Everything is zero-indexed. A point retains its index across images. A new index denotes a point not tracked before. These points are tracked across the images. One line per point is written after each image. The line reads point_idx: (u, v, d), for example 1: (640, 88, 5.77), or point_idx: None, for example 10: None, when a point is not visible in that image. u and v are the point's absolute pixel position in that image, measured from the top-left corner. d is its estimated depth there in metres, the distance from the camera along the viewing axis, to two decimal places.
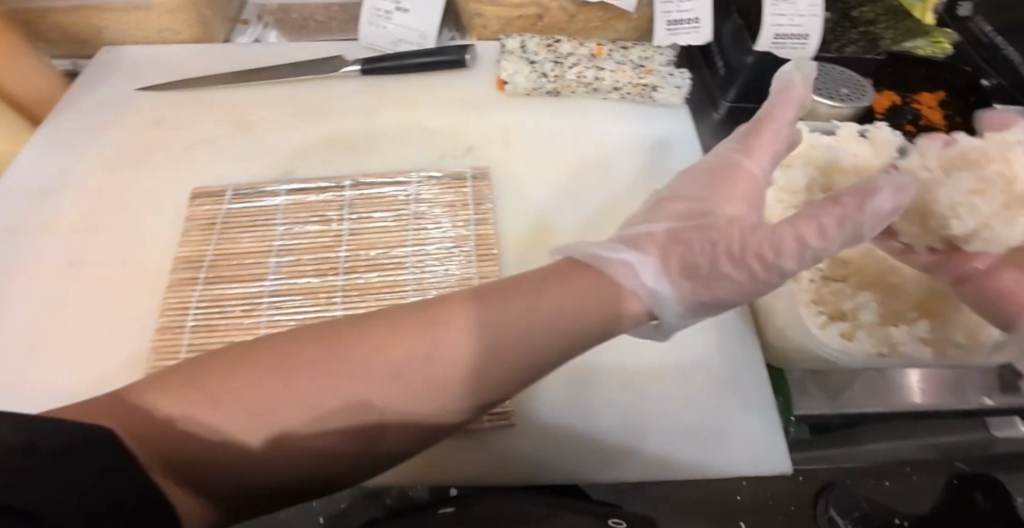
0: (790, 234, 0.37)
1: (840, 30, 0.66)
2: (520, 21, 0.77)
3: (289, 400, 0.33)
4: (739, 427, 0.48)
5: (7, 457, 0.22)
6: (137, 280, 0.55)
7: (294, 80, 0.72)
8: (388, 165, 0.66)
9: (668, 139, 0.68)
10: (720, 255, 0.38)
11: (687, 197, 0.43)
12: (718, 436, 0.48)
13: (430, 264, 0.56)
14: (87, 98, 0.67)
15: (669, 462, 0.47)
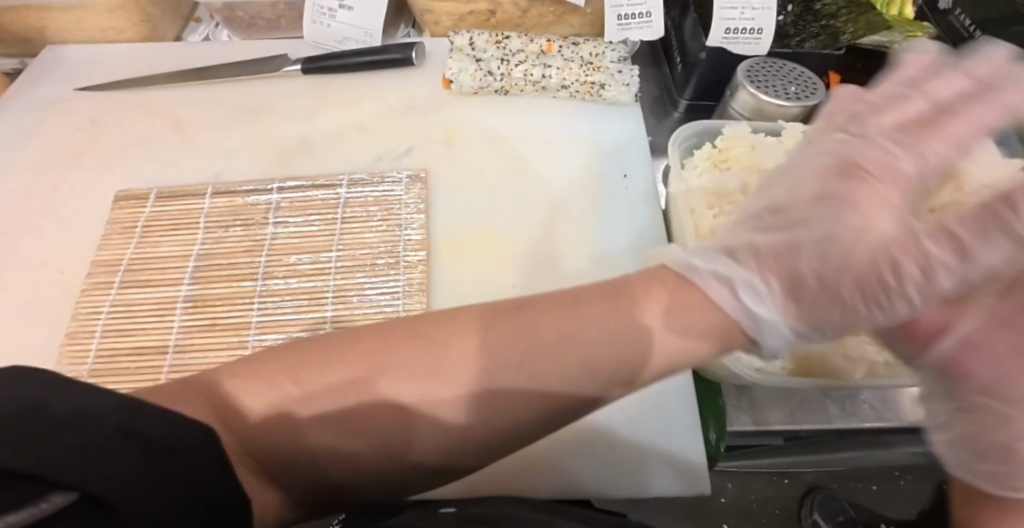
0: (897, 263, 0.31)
1: (802, 22, 0.62)
2: (472, 17, 0.75)
3: (355, 404, 0.29)
4: (666, 446, 0.45)
5: (95, 437, 0.19)
6: (54, 284, 0.54)
7: (236, 78, 0.71)
8: (323, 168, 0.64)
9: (617, 138, 0.64)
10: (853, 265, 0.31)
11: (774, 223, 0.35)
12: (642, 454, 0.45)
13: (353, 271, 0.54)
14: (23, 98, 0.66)
15: (587, 482, 0.44)
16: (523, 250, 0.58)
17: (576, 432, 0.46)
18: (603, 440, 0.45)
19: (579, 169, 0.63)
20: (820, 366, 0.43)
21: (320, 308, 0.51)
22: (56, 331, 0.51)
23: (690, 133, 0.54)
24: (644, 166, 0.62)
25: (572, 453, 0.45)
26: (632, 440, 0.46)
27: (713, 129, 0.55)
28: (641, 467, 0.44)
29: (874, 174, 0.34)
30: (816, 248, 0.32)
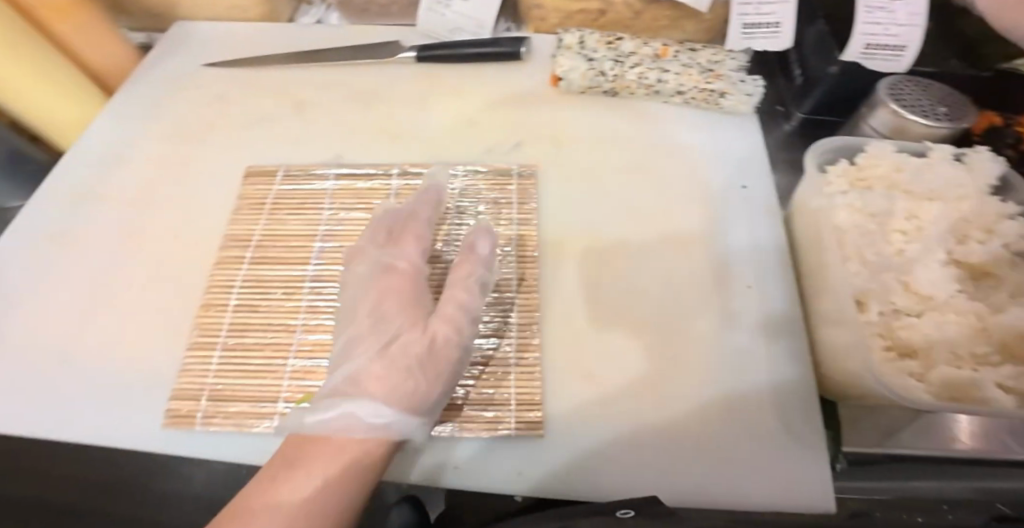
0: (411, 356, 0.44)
1: (943, 43, 0.59)
2: (580, 16, 0.73)
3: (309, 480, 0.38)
4: (788, 462, 0.45)
5: None
6: (185, 253, 0.56)
7: (349, 62, 0.72)
8: (433, 158, 0.65)
9: (735, 147, 0.62)
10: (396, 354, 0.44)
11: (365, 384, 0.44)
12: (762, 468, 0.44)
13: None
14: (155, 73, 0.70)
15: (705, 489, 0.43)
16: (633, 257, 0.56)
17: (698, 440, 0.46)
18: (726, 450, 0.45)
19: (693, 178, 0.61)
20: (973, 393, 0.39)
21: (438, 296, 0.52)
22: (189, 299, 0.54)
23: (827, 148, 0.53)
24: (764, 179, 0.60)
25: (696, 460, 0.45)
26: (749, 450, 0.45)
27: (851, 146, 0.53)
28: (767, 478, 0.44)
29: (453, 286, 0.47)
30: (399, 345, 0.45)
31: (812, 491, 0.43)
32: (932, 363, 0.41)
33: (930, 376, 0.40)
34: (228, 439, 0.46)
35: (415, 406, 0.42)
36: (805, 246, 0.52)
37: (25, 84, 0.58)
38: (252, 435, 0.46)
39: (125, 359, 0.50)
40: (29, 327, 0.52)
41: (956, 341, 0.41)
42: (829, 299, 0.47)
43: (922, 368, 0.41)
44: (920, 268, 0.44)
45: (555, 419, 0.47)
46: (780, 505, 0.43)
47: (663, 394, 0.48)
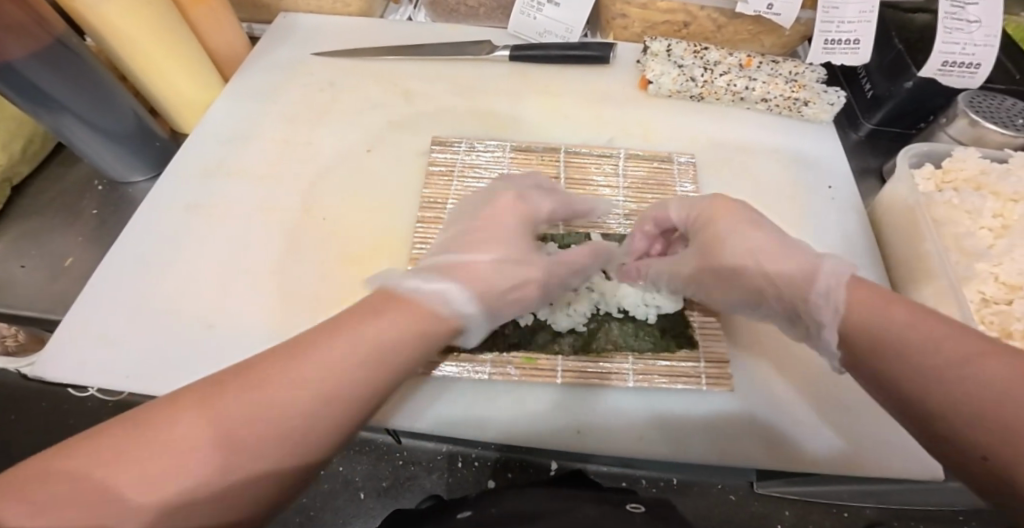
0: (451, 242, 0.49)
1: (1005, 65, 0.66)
2: (663, 26, 0.77)
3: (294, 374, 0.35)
4: (886, 434, 0.52)
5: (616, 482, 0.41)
6: (318, 228, 0.61)
7: (447, 58, 0.77)
8: (537, 138, 0.70)
9: (815, 153, 0.68)
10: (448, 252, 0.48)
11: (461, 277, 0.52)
12: (864, 440, 0.51)
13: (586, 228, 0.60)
14: (267, 60, 0.75)
15: (808, 457, 0.50)
16: None
17: (831, 415, 0.53)
18: (857, 423, 0.52)
19: (783, 177, 0.67)
20: None
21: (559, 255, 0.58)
22: (327, 270, 0.58)
23: (914, 153, 0.59)
24: (847, 180, 0.66)
25: (835, 434, 0.52)
26: (845, 423, 0.52)
27: (937, 152, 0.59)
28: (892, 445, 0.51)
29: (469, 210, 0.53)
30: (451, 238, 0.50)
31: (927, 462, 0.50)
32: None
33: None
34: (410, 391, 0.53)
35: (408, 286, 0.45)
36: (899, 238, 0.58)
37: (166, 63, 0.62)
38: (427, 379, 0.53)
39: (269, 325, 0.55)
40: (180, 291, 0.57)
41: None
42: (928, 285, 0.52)
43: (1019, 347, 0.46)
44: (1011, 260, 0.50)
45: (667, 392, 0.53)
46: (883, 468, 0.50)
47: (801, 371, 0.55)
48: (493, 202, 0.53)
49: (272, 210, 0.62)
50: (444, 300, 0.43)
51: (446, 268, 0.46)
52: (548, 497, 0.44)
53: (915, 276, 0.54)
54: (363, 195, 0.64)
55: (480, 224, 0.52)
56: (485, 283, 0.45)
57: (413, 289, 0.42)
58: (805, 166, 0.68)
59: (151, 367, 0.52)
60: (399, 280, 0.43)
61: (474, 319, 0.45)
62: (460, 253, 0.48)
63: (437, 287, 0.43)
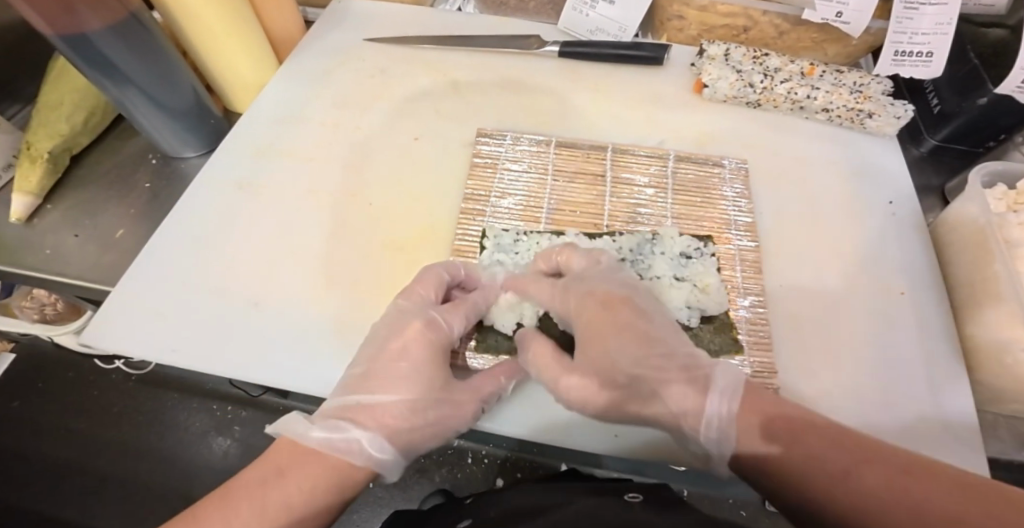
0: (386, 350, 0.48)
1: None
2: (722, 30, 0.74)
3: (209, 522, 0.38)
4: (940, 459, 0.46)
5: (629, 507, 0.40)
6: (361, 214, 0.61)
7: (496, 51, 0.76)
8: (584, 135, 0.69)
9: (875, 166, 0.66)
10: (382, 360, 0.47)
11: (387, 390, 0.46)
12: None
13: (633, 227, 0.59)
14: (321, 43, 0.75)
15: None
16: (787, 252, 0.59)
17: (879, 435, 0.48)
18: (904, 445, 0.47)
19: (839, 190, 0.64)
20: None
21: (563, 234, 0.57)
22: (370, 255, 0.58)
23: (985, 172, 0.55)
24: (908, 195, 0.63)
25: None
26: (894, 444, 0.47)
27: (1011, 172, 0.56)
28: None
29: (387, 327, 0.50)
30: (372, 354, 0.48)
31: None
32: None
33: None
34: None
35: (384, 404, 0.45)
36: (960, 261, 0.55)
37: (226, 42, 0.62)
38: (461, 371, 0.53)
39: (309, 305, 0.55)
40: (225, 267, 0.57)
41: None
42: (995, 308, 0.49)
43: None
44: None
45: None
46: None
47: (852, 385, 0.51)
48: (399, 327, 0.49)
49: (318, 192, 0.63)
50: (362, 449, 0.43)
51: (346, 415, 0.45)
52: (551, 495, 0.45)
53: (979, 300, 0.52)
54: (407, 181, 0.64)
55: (384, 358, 0.47)
56: (403, 423, 0.45)
57: (321, 439, 0.42)
58: (865, 178, 0.65)
59: (193, 340, 0.52)
60: (303, 428, 0.43)
61: (390, 459, 0.45)
62: (358, 395, 0.46)
63: (345, 434, 0.43)
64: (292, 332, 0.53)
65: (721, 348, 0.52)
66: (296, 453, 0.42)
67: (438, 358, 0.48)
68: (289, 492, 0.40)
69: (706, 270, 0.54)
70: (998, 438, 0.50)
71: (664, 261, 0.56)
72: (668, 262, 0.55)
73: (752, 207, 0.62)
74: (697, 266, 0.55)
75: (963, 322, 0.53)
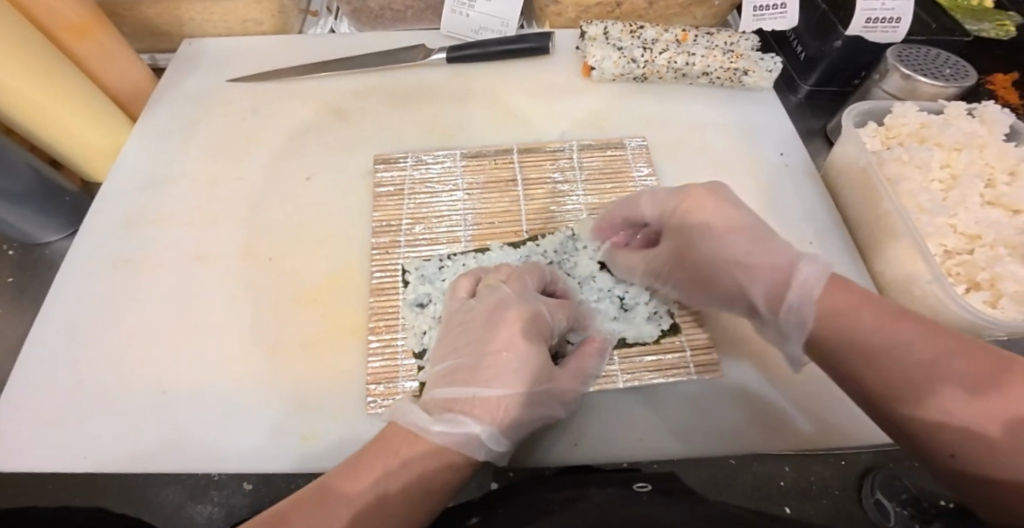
0: (499, 335, 0.44)
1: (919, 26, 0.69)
2: (597, 8, 0.76)
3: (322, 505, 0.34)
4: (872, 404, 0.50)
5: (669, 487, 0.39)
6: (266, 269, 0.56)
7: (378, 69, 0.72)
8: (487, 139, 0.67)
9: (761, 123, 0.69)
10: (483, 355, 0.43)
11: (466, 366, 0.43)
12: (848, 409, 0.50)
13: (552, 226, 0.58)
14: (178, 91, 0.69)
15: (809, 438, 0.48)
16: None
17: (821, 386, 0.51)
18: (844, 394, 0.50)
19: (735, 151, 0.67)
20: None
21: (485, 248, 0.56)
22: (283, 314, 0.53)
23: (855, 113, 0.58)
24: (795, 144, 0.67)
25: (827, 404, 0.50)
26: (828, 394, 0.51)
27: (878, 110, 0.59)
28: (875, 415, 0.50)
29: (485, 308, 0.46)
30: (468, 337, 0.45)
31: None
32: (1002, 291, 0.46)
33: (1005, 303, 0.45)
34: None
35: (501, 419, 0.41)
36: (854, 202, 0.58)
37: (60, 112, 0.55)
38: None
39: (225, 381, 0.49)
40: (117, 357, 0.50)
41: (1014, 265, 0.46)
42: (893, 244, 0.52)
43: (994, 297, 0.46)
44: (966, 210, 0.50)
45: (675, 392, 0.51)
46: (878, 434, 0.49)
47: None
48: (501, 319, 0.45)
49: (213, 258, 0.57)
50: (479, 441, 0.40)
51: (460, 406, 0.41)
52: (551, 486, 0.40)
53: (878, 236, 0.54)
54: (312, 222, 0.60)
55: (493, 350, 0.43)
56: (508, 417, 0.41)
57: (443, 433, 0.39)
58: (753, 133, 0.68)
59: (97, 448, 0.46)
60: (421, 420, 0.40)
61: (505, 451, 0.42)
62: (466, 385, 0.42)
63: (466, 426, 0.40)
64: (217, 417, 0.47)
65: (662, 328, 0.52)
66: (401, 439, 0.39)
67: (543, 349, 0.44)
68: (410, 482, 0.37)
69: (629, 254, 0.56)
70: None
71: (589, 255, 0.56)
72: (592, 255, 0.56)
73: (660, 183, 0.63)
74: (626, 252, 0.56)
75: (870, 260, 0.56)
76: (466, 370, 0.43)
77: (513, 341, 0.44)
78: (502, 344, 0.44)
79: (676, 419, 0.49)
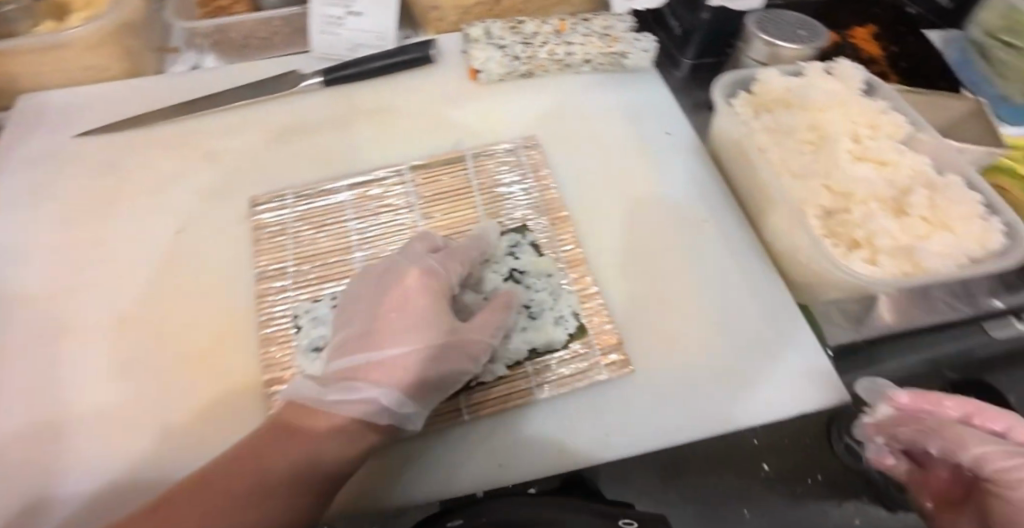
0: (393, 296, 0.44)
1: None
2: (477, 9, 0.74)
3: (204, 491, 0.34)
4: (788, 373, 0.50)
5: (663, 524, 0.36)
6: (140, 336, 0.51)
7: (249, 102, 0.67)
8: (374, 160, 0.64)
9: (647, 104, 0.69)
10: (380, 319, 0.43)
11: (362, 339, 0.43)
12: (766, 381, 0.49)
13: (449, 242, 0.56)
14: (21, 155, 0.62)
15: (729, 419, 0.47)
16: (602, 217, 0.60)
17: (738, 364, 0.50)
18: (758, 367, 0.50)
19: (625, 136, 0.67)
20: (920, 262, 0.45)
21: None
22: (164, 382, 0.48)
23: (726, 86, 0.59)
24: (680, 122, 0.68)
25: (746, 379, 0.49)
26: (744, 370, 0.50)
27: (745, 77, 0.60)
28: (792, 383, 0.49)
29: (381, 277, 0.47)
30: (365, 312, 0.45)
31: (835, 387, 0.49)
32: (879, 247, 0.47)
33: (883, 259, 0.47)
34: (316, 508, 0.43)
35: (404, 376, 0.40)
36: (740, 175, 0.59)
37: None
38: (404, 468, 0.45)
39: (99, 469, 0.44)
40: None
41: (886, 219, 0.47)
42: (777, 213, 0.53)
43: (873, 254, 0.47)
44: (839, 170, 0.51)
45: (590, 395, 0.49)
46: (798, 403, 0.48)
47: (701, 325, 0.52)
48: (393, 283, 0.45)
49: (77, 333, 0.51)
50: (381, 404, 0.39)
51: (357, 374, 0.40)
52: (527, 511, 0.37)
53: (764, 205, 0.55)
54: (190, 278, 0.55)
55: (389, 315, 0.43)
56: (411, 375, 0.40)
57: (338, 400, 0.39)
58: (641, 116, 0.68)
59: None
60: (316, 392, 0.39)
61: (414, 411, 0.40)
62: (365, 352, 0.42)
63: (365, 390, 0.39)
64: (91, 513, 0.42)
65: (570, 332, 0.50)
66: (301, 416, 0.39)
67: (441, 308, 0.44)
68: (301, 453, 0.37)
69: (533, 261, 0.54)
70: (836, 325, 0.54)
71: (492, 269, 0.54)
72: (495, 267, 0.54)
73: (556, 182, 0.62)
74: (532, 259, 0.55)
75: (763, 230, 0.57)
76: (366, 338, 0.43)
77: (410, 300, 0.44)
78: (398, 308, 0.44)
79: (593, 423, 0.48)
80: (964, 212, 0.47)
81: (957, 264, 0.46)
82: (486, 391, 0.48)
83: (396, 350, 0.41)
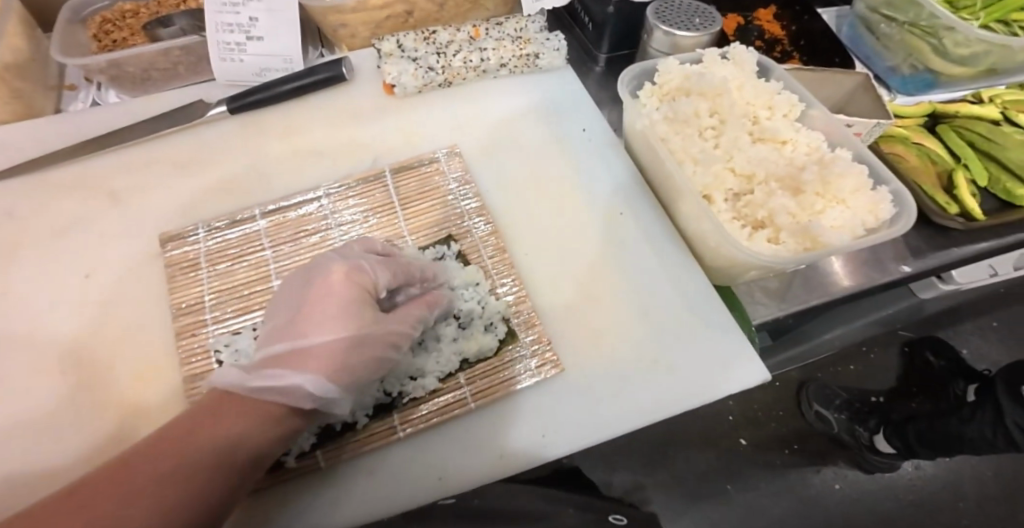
0: (314, 289, 0.43)
1: None
2: (390, 22, 0.72)
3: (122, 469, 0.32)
4: (709, 355, 0.52)
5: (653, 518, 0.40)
6: (49, 388, 0.49)
7: (156, 136, 0.65)
8: (294, 186, 0.63)
9: (564, 103, 0.70)
10: (302, 311, 0.42)
11: (284, 335, 0.41)
12: (688, 366, 0.51)
13: None
14: None
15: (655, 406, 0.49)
16: (525, 221, 0.61)
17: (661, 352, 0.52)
18: (681, 353, 0.52)
19: (545, 137, 0.68)
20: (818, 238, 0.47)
21: None
22: (81, 426, 0.46)
23: (630, 79, 0.61)
24: (596, 118, 0.69)
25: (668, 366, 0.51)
26: (668, 357, 0.52)
27: (648, 69, 0.62)
28: (713, 365, 0.51)
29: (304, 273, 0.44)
30: (286, 308, 0.43)
31: (753, 363, 0.51)
32: (779, 225, 0.49)
33: (784, 236, 0.49)
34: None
35: (329, 364, 0.40)
36: (652, 166, 0.61)
37: None
38: (339, 494, 0.45)
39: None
40: None
41: (784, 198, 0.50)
42: (686, 201, 0.55)
43: (775, 232, 0.50)
44: (740, 153, 0.53)
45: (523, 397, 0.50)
46: (721, 383, 0.50)
47: (625, 317, 0.54)
48: (317, 276, 0.43)
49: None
50: (305, 392, 0.38)
51: (279, 363, 0.39)
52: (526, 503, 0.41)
53: (675, 193, 0.58)
54: (102, 325, 0.53)
55: (310, 307, 0.42)
56: (337, 364, 0.40)
57: (259, 387, 0.38)
58: (559, 115, 0.70)
59: None
60: (241, 380, 0.38)
61: (340, 398, 0.40)
62: (288, 342, 0.40)
63: (289, 380, 0.38)
64: None
65: (500, 337, 0.51)
66: (223, 402, 0.38)
67: (367, 308, 0.43)
68: (228, 433, 0.36)
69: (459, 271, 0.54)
70: (758, 303, 0.57)
71: None
72: None
73: (478, 189, 0.63)
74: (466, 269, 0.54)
75: (679, 217, 0.59)
76: (288, 332, 0.41)
77: (334, 295, 0.42)
78: (321, 302, 0.42)
79: (528, 424, 0.48)
80: (854, 184, 0.50)
81: (853, 234, 0.49)
82: (419, 404, 0.48)
83: (321, 340, 0.40)
